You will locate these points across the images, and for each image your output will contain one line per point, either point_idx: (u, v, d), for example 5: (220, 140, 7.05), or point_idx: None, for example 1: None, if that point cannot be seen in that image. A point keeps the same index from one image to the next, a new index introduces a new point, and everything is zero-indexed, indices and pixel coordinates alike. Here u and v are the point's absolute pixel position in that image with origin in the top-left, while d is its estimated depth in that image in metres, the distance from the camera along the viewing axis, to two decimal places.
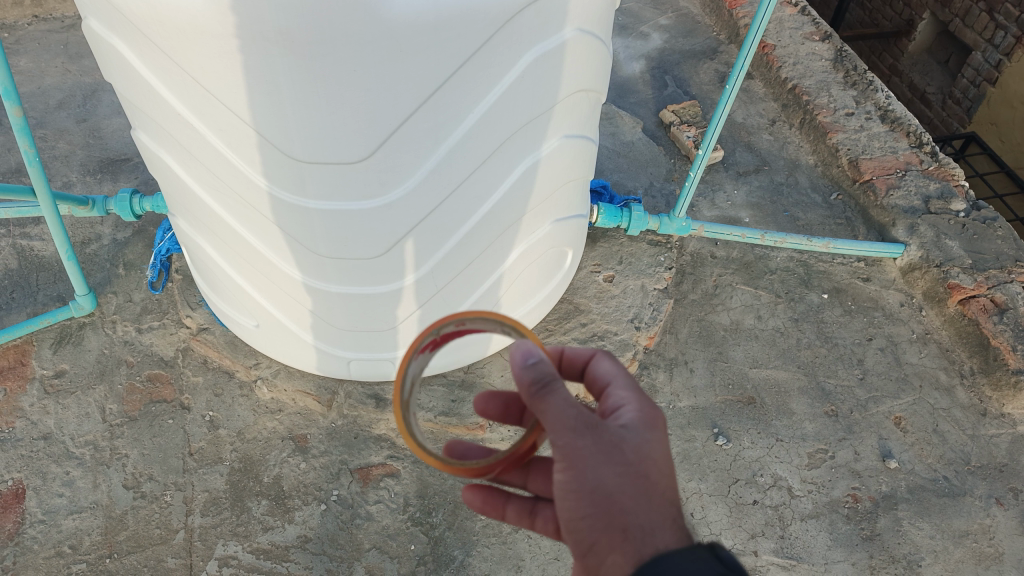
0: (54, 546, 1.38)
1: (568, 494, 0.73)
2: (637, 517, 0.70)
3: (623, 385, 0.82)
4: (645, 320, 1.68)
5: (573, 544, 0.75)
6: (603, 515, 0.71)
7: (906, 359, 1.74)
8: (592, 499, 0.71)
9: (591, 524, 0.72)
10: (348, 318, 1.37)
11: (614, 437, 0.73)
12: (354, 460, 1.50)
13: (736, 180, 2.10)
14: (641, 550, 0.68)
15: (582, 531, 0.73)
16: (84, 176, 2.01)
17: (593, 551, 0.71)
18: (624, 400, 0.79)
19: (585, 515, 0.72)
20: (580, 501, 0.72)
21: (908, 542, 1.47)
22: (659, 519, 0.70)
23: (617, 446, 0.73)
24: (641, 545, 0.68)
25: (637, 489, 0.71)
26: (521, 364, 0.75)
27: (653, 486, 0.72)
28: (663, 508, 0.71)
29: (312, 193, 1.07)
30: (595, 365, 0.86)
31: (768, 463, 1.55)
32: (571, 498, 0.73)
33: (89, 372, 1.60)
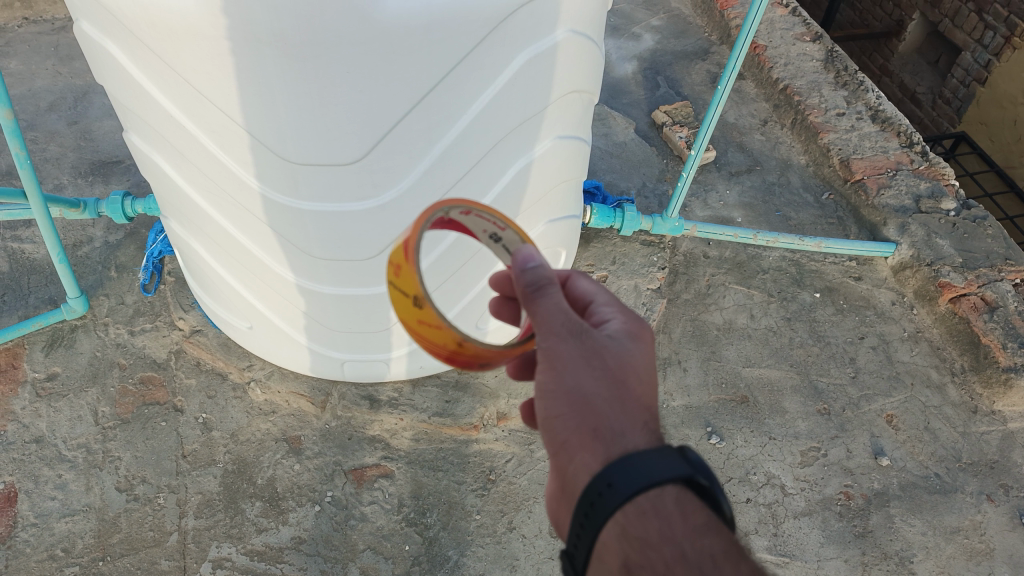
0: (46, 549, 1.37)
1: (546, 393, 0.75)
2: (611, 418, 0.71)
3: (606, 301, 0.83)
4: (639, 318, 1.70)
5: (548, 443, 0.76)
6: (578, 414, 0.72)
7: (898, 357, 1.75)
8: (568, 398, 0.73)
9: (565, 422, 0.73)
10: (342, 320, 1.37)
11: (598, 342, 0.75)
12: (348, 461, 1.50)
13: (729, 180, 2.11)
14: (613, 449, 0.69)
15: (556, 429, 0.74)
16: (76, 179, 2.00)
17: (565, 448, 0.73)
18: (611, 315, 0.81)
19: (560, 413, 0.73)
20: (557, 399, 0.74)
21: (900, 538, 1.48)
22: (632, 421, 0.72)
23: (598, 352, 0.74)
24: (613, 444, 0.70)
25: (614, 392, 0.73)
26: (521, 267, 0.79)
27: (630, 392, 0.74)
28: (637, 413, 0.73)
29: (306, 194, 1.07)
30: (573, 284, 0.87)
31: (761, 462, 1.56)
32: (547, 396, 0.75)
33: (82, 374, 1.59)
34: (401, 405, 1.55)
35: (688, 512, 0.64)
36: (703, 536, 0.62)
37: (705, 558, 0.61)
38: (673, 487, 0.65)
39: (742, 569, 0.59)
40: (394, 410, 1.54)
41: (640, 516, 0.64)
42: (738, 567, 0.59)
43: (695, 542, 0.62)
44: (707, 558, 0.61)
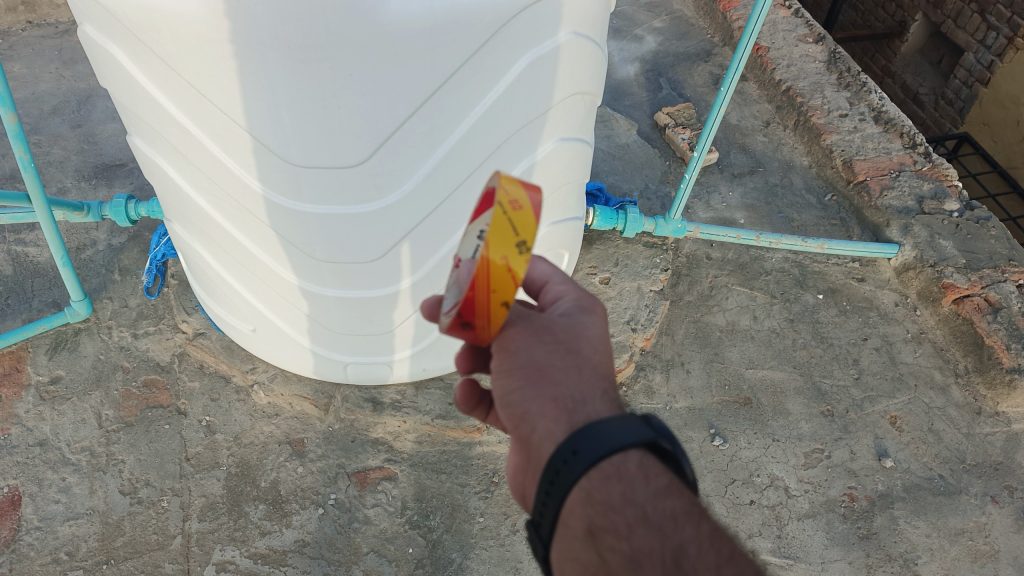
0: (50, 552, 1.37)
1: (501, 372, 0.75)
2: (569, 387, 0.72)
3: (560, 279, 0.84)
4: (642, 321, 1.69)
5: (506, 418, 0.76)
6: (535, 386, 0.73)
7: (901, 359, 1.74)
8: (523, 373, 0.73)
9: (524, 394, 0.73)
10: (345, 322, 1.37)
11: (548, 322, 0.77)
12: (351, 463, 1.50)
13: (731, 182, 2.10)
14: (575, 417, 0.70)
15: (514, 404, 0.74)
16: (79, 182, 2.01)
17: (524, 420, 0.73)
18: (563, 292, 0.82)
19: (518, 387, 0.73)
20: (513, 374, 0.74)
21: (904, 540, 1.48)
22: (590, 390, 0.73)
23: (549, 327, 0.76)
24: (574, 413, 0.70)
25: (569, 362, 0.74)
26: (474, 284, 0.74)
27: (585, 361, 0.74)
28: (595, 382, 0.74)
29: (309, 197, 1.07)
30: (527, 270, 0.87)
31: (765, 463, 1.56)
32: (503, 373, 0.75)
33: (85, 377, 1.59)
34: (404, 408, 1.54)
35: (651, 473, 0.65)
36: (666, 497, 0.64)
37: (669, 518, 0.62)
38: (636, 452, 0.66)
39: (703, 530, 0.62)
40: (397, 413, 1.53)
41: (605, 480, 0.65)
42: (699, 528, 0.61)
43: (658, 504, 0.63)
44: (670, 518, 0.62)
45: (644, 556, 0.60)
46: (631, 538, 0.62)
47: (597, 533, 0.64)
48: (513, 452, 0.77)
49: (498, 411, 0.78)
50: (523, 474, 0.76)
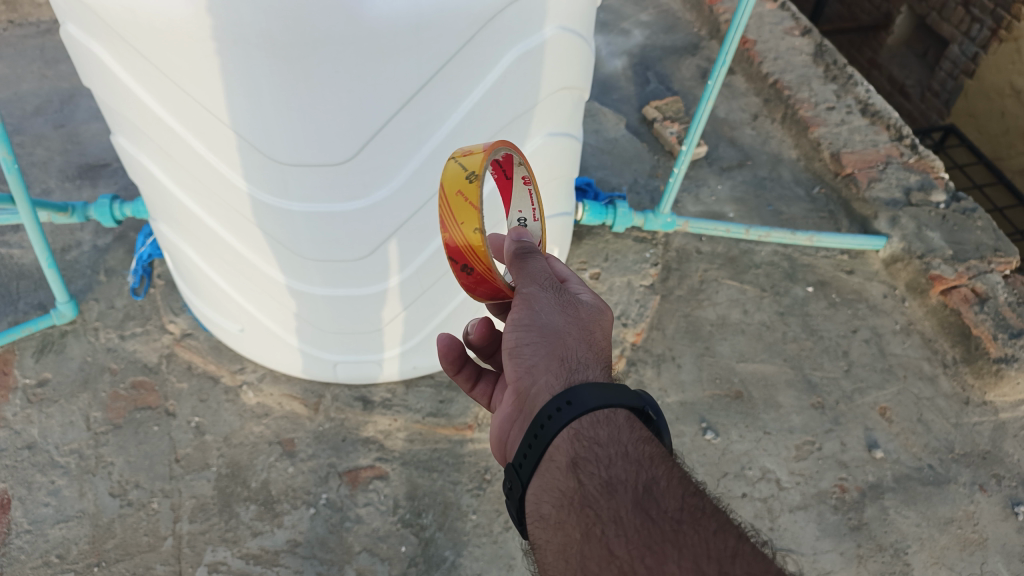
0: (40, 555, 1.36)
1: (521, 324, 0.86)
2: (575, 352, 0.83)
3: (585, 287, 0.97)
4: (632, 316, 1.70)
5: (511, 370, 0.87)
6: (548, 344, 0.84)
7: (890, 350, 1.75)
8: (540, 332, 0.85)
9: (533, 349, 0.84)
10: (333, 321, 1.36)
11: (570, 300, 0.89)
12: (342, 463, 1.50)
13: (720, 175, 2.10)
14: (574, 375, 0.81)
15: (522, 355, 0.85)
16: (63, 182, 1.99)
17: (529, 372, 0.84)
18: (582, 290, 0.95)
19: (530, 342, 0.85)
20: (529, 331, 0.85)
21: (895, 530, 1.48)
22: (593, 360, 0.84)
23: (573, 305, 0.88)
24: (574, 372, 0.81)
25: (580, 334, 0.85)
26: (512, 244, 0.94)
27: (596, 340, 0.86)
28: (599, 356, 0.85)
29: (296, 195, 1.06)
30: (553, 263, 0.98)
31: (757, 456, 1.56)
32: (520, 328, 0.86)
33: (72, 380, 1.58)
34: (395, 406, 1.56)
35: (635, 424, 0.78)
36: (646, 443, 0.77)
37: (645, 458, 0.75)
38: (626, 410, 0.79)
39: (673, 472, 0.75)
40: (387, 411, 1.55)
41: (595, 423, 0.77)
42: (670, 470, 0.75)
43: (637, 446, 0.76)
44: (646, 458, 0.75)
45: (619, 483, 0.73)
46: (609, 468, 0.74)
47: (579, 463, 0.75)
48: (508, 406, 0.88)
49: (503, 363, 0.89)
50: (513, 422, 0.88)
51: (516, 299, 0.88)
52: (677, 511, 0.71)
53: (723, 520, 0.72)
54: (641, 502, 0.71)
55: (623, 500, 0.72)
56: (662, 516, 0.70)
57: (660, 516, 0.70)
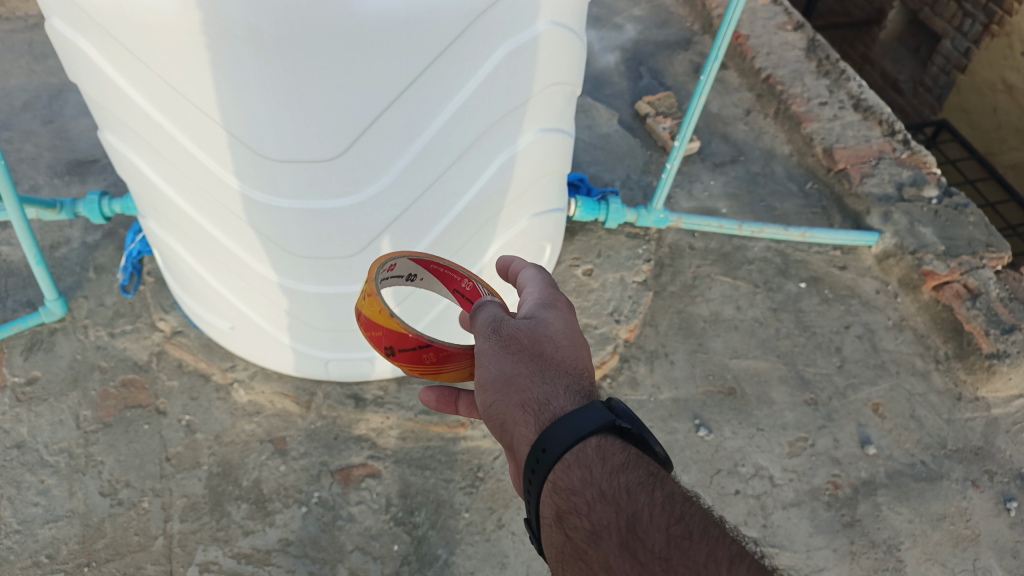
0: (30, 556, 1.35)
1: (481, 388, 0.88)
2: (534, 391, 0.83)
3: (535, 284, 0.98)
4: (626, 313, 1.69)
5: (497, 431, 0.88)
6: (505, 397, 0.84)
7: (883, 346, 1.75)
8: (495, 386, 0.85)
9: (498, 407, 0.85)
10: (326, 318, 1.35)
11: (512, 331, 0.89)
12: (335, 461, 1.49)
13: (713, 171, 2.09)
14: (541, 417, 0.81)
15: (495, 415, 0.86)
16: (52, 178, 1.97)
17: (505, 430, 0.85)
18: (528, 300, 0.95)
19: (492, 401, 0.86)
20: (488, 391, 0.86)
21: (887, 526, 1.49)
22: (553, 389, 0.83)
23: (511, 337, 0.88)
24: (540, 413, 0.81)
25: (532, 368, 0.85)
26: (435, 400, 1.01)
27: (547, 360, 0.86)
28: (560, 379, 0.85)
29: (286, 192, 1.05)
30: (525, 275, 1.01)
31: (750, 453, 1.56)
32: (481, 391, 0.87)
33: (62, 378, 1.56)
34: (387, 404, 1.55)
35: (607, 454, 0.77)
36: (621, 473, 0.75)
37: (623, 491, 0.74)
38: (593, 437, 0.78)
39: (656, 496, 0.74)
40: (380, 409, 1.54)
41: (565, 469, 0.77)
42: (651, 496, 0.73)
43: (613, 480, 0.75)
44: (623, 491, 0.74)
45: (602, 528, 0.73)
46: (591, 515, 0.74)
47: (563, 517, 0.76)
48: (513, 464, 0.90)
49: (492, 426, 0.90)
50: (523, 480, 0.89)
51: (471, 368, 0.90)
52: (663, 548, 0.69)
53: (715, 542, 0.70)
54: (627, 543, 0.71)
55: (610, 546, 0.72)
56: (649, 558, 0.69)
57: (648, 557, 0.69)
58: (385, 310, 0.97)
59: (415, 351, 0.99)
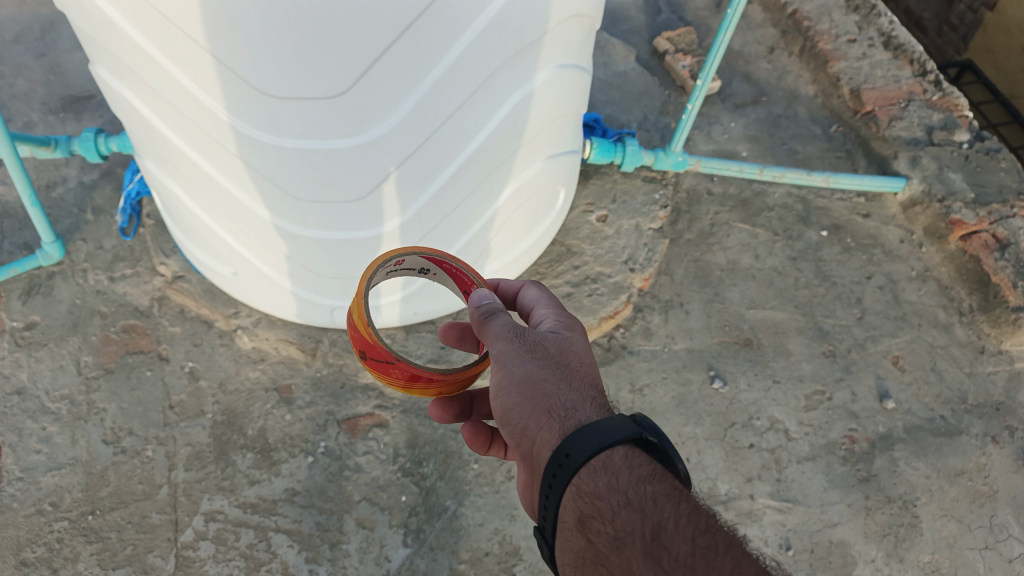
0: (34, 503, 1.34)
1: (501, 390, 0.84)
2: (561, 398, 0.81)
3: (546, 306, 0.97)
4: (640, 261, 1.63)
5: (510, 436, 0.85)
6: (531, 400, 0.81)
7: (905, 298, 1.70)
8: (520, 390, 0.82)
9: (521, 411, 0.82)
10: (331, 265, 1.30)
11: (539, 338, 0.86)
12: (341, 410, 1.46)
13: (733, 112, 2.00)
14: (567, 423, 0.79)
15: (514, 420, 0.83)
16: (46, 115, 1.90)
17: (525, 435, 0.82)
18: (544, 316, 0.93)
19: (515, 404, 0.82)
20: (510, 393, 0.82)
21: (904, 481, 1.46)
22: (580, 398, 0.81)
23: (539, 345, 0.85)
24: (566, 420, 0.79)
25: (559, 376, 0.83)
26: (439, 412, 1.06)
27: (573, 372, 0.84)
28: (585, 390, 0.82)
29: (287, 132, 0.98)
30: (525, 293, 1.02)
31: (765, 406, 1.52)
32: (502, 393, 0.83)
33: (61, 323, 1.53)
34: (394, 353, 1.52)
35: (634, 463, 0.75)
36: (648, 483, 0.74)
37: (649, 500, 0.73)
38: (622, 446, 0.76)
39: (681, 508, 0.73)
40: None
41: (591, 474, 0.75)
42: (677, 508, 0.73)
43: (640, 489, 0.73)
44: (650, 500, 0.73)
45: (627, 535, 0.71)
46: (615, 521, 0.72)
47: (585, 521, 0.74)
48: (523, 472, 0.87)
49: (501, 431, 0.87)
50: (530, 486, 0.86)
51: (489, 367, 0.85)
52: (688, 557, 0.69)
53: (740, 556, 0.70)
54: (652, 551, 0.70)
55: (633, 553, 0.70)
56: (673, 565, 0.68)
57: (671, 565, 0.68)
58: (364, 317, 0.91)
59: (382, 366, 0.91)
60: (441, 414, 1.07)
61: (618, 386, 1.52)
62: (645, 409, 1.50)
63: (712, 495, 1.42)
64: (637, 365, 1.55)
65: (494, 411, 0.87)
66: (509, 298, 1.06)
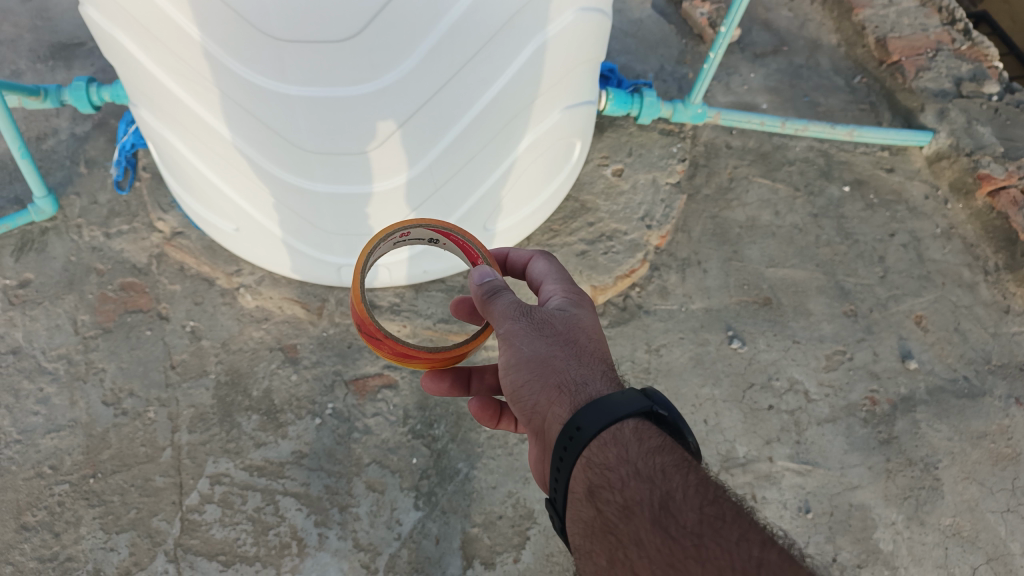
0: (34, 466, 1.30)
1: (510, 367, 0.82)
2: (571, 373, 0.80)
3: (554, 281, 0.95)
4: (657, 217, 1.57)
5: (521, 413, 0.84)
6: (540, 376, 0.80)
7: (929, 256, 1.64)
8: (529, 367, 0.81)
9: (531, 388, 0.81)
10: (339, 221, 1.24)
11: (547, 315, 0.84)
12: (349, 370, 1.41)
13: (753, 63, 1.91)
14: (578, 397, 0.78)
15: (525, 397, 0.82)
16: (34, 63, 1.81)
17: (536, 412, 0.81)
18: (552, 292, 0.92)
19: (525, 381, 0.81)
20: (519, 370, 0.81)
21: (926, 444, 1.42)
22: (590, 372, 0.80)
23: (547, 322, 0.83)
24: (577, 394, 0.78)
25: (569, 352, 0.82)
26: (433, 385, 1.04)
27: (582, 348, 0.83)
28: (595, 364, 0.82)
29: (294, 77, 0.92)
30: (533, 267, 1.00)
31: (785, 367, 1.48)
32: (510, 371, 0.82)
33: (56, 281, 1.47)
34: (404, 312, 1.46)
35: (644, 435, 0.74)
36: (657, 454, 0.73)
37: (659, 471, 0.72)
38: (632, 420, 0.75)
39: (690, 478, 0.72)
40: (397, 316, 1.46)
41: (601, 446, 0.74)
42: (686, 478, 0.71)
43: (649, 460, 0.72)
44: (659, 470, 0.71)
45: (635, 504, 0.70)
46: (623, 491, 0.71)
47: (595, 491, 0.73)
48: (534, 448, 0.87)
49: (512, 408, 0.86)
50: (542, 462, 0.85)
51: (497, 345, 0.83)
52: (696, 525, 0.67)
53: (747, 525, 0.68)
54: (660, 519, 0.69)
55: (642, 521, 0.69)
56: (681, 533, 0.67)
57: (679, 533, 0.67)
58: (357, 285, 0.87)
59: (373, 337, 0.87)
60: (434, 386, 1.05)
61: (634, 347, 1.47)
62: (662, 369, 1.45)
63: (730, 458, 1.38)
64: (653, 325, 1.50)
65: (504, 388, 0.86)
66: (519, 267, 1.06)
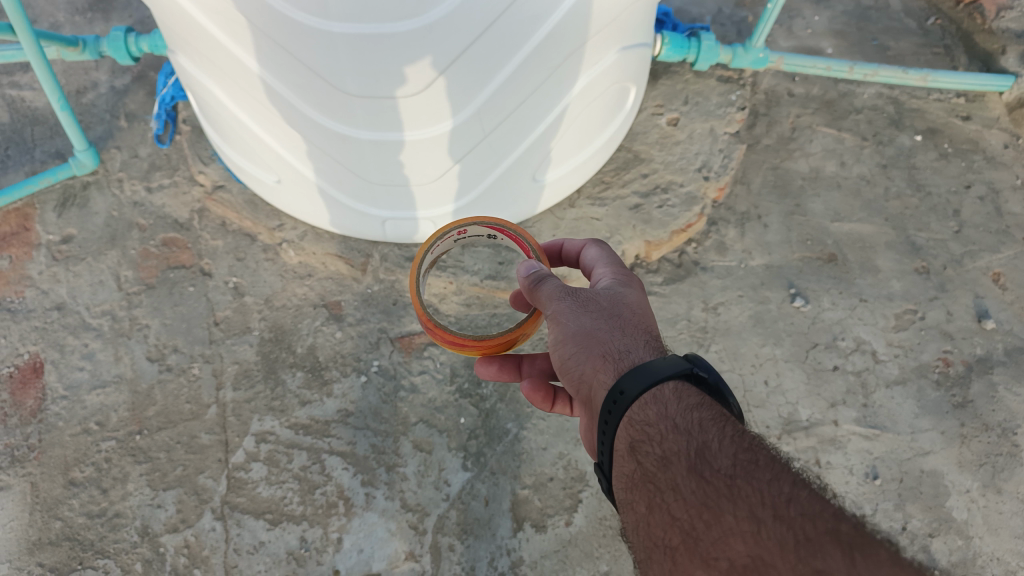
0: (79, 422, 1.28)
1: (556, 344, 0.80)
2: (616, 344, 0.76)
3: (605, 262, 0.91)
4: (715, 168, 1.49)
5: (568, 387, 0.81)
6: (586, 349, 0.77)
7: (1007, 209, 1.54)
8: (574, 340, 0.78)
9: (576, 361, 0.78)
10: (383, 171, 1.20)
11: (592, 293, 0.82)
12: (394, 328, 1.37)
13: (817, 5, 1.80)
14: (621, 365, 0.74)
15: (571, 369, 0.79)
16: (73, 16, 1.78)
17: (582, 381, 0.78)
18: (601, 273, 0.89)
19: (570, 354, 0.78)
20: (565, 345, 0.79)
21: (1003, 408, 1.34)
22: (635, 342, 0.77)
23: (592, 298, 0.81)
24: (620, 361, 0.75)
25: (613, 324, 0.78)
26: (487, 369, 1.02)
27: (628, 321, 0.79)
28: (639, 335, 0.78)
29: (337, 13, 0.86)
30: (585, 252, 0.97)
31: (850, 326, 1.40)
32: (556, 346, 0.80)
33: (98, 237, 1.45)
34: (450, 268, 1.41)
35: (683, 394, 0.71)
36: (695, 409, 0.69)
37: (695, 425, 0.68)
38: (672, 380, 0.71)
39: (728, 429, 0.68)
40: (443, 273, 1.40)
41: (642, 405, 0.71)
42: (723, 429, 0.68)
43: (687, 415, 0.69)
44: (696, 424, 0.68)
45: (672, 455, 0.67)
46: (662, 443, 0.68)
47: (635, 446, 0.70)
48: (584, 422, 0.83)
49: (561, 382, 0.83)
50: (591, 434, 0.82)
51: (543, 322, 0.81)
52: (729, 469, 0.64)
53: (782, 469, 0.64)
54: (694, 467, 0.66)
55: (678, 469, 0.66)
56: (715, 476, 0.64)
57: (712, 475, 0.64)
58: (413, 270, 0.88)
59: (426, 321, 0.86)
60: (485, 371, 1.03)
61: (691, 305, 1.41)
62: (720, 328, 1.39)
63: (792, 421, 1.31)
64: (710, 283, 1.43)
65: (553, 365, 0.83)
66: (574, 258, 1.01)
